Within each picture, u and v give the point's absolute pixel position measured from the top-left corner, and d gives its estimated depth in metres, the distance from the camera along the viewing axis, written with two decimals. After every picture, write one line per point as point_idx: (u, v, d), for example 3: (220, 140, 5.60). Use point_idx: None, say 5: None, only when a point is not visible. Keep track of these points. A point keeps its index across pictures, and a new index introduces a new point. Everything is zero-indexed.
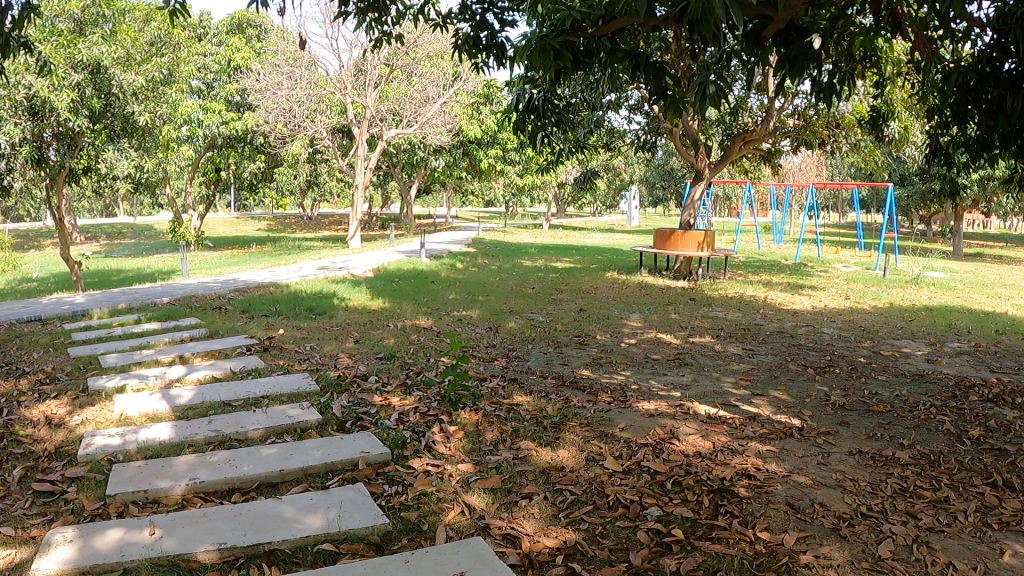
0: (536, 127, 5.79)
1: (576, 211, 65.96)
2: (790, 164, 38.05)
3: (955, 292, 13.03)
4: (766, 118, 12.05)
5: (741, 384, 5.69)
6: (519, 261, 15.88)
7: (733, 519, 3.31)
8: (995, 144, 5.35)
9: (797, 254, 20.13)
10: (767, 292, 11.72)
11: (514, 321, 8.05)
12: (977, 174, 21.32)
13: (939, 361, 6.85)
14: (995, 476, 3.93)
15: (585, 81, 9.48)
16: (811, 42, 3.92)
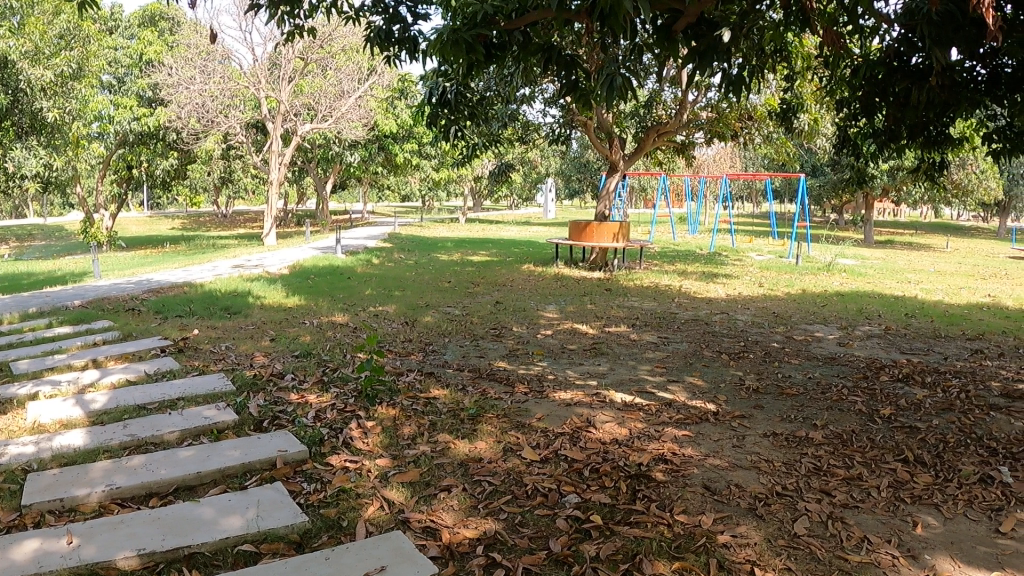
0: (449, 120, 5.75)
1: (493, 205, 66.30)
2: (702, 156, 38.93)
3: (864, 278, 13.54)
4: (680, 111, 12.27)
5: (656, 371, 5.80)
6: (436, 255, 15.84)
7: (652, 504, 3.36)
8: (902, 134, 5.53)
9: (712, 243, 20.56)
10: (681, 281, 11.93)
11: (430, 315, 8.04)
12: (883, 162, 22.16)
13: (850, 344, 7.09)
14: (906, 453, 4.09)
15: (501, 75, 9.52)
16: (720, 36, 4.01)
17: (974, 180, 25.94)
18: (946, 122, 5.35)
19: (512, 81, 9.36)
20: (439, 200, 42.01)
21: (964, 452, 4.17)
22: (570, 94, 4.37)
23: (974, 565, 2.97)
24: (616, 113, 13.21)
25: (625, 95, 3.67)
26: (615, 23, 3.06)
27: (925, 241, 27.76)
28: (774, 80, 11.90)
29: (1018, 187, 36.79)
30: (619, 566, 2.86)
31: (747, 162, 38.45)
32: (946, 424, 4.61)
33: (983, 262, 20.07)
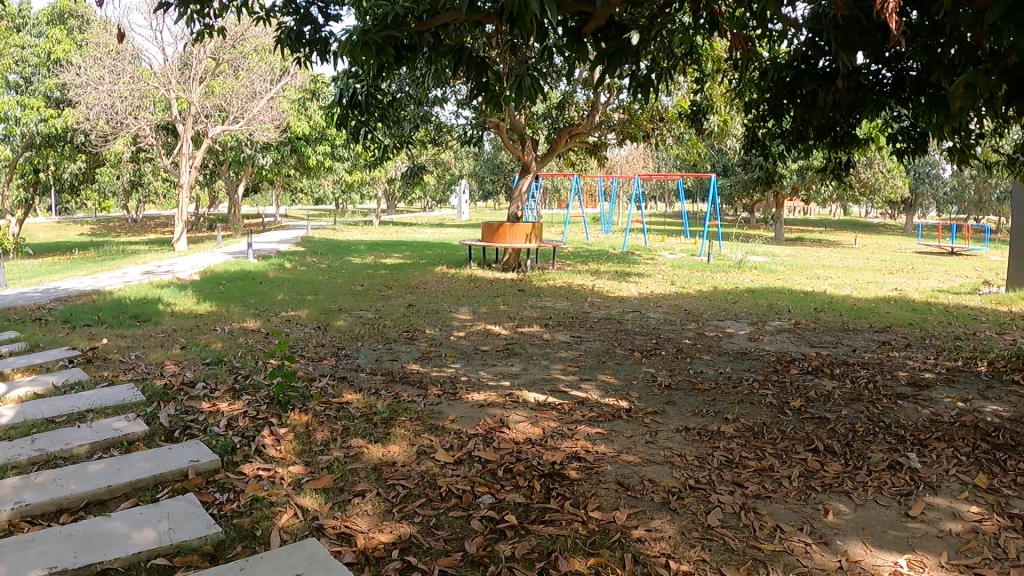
0: (360, 123, 5.71)
1: (407, 206, 66.02)
2: (616, 157, 39.45)
3: (773, 274, 13.90)
4: (591, 112, 12.50)
5: (569, 370, 5.85)
6: (350, 259, 15.68)
7: (567, 502, 3.39)
8: (809, 135, 5.68)
9: (625, 242, 20.85)
10: (594, 280, 12.06)
11: (344, 319, 7.96)
12: (791, 162, 22.80)
13: (760, 339, 7.26)
14: (816, 443, 4.21)
15: (413, 77, 9.49)
16: (629, 39, 4.07)
17: (878, 178, 26.88)
18: (852, 122, 5.52)
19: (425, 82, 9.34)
20: (354, 202, 41.63)
21: (873, 440, 4.31)
22: (480, 96, 4.39)
23: (883, 550, 3.07)
24: (529, 114, 13.30)
25: (534, 95, 3.69)
26: (524, 24, 3.07)
27: (832, 238, 28.66)
28: (684, 81, 12.15)
29: (919, 185, 38.27)
30: (535, 565, 2.88)
31: (660, 163, 39.11)
32: (854, 414, 4.76)
33: (886, 256, 20.82)
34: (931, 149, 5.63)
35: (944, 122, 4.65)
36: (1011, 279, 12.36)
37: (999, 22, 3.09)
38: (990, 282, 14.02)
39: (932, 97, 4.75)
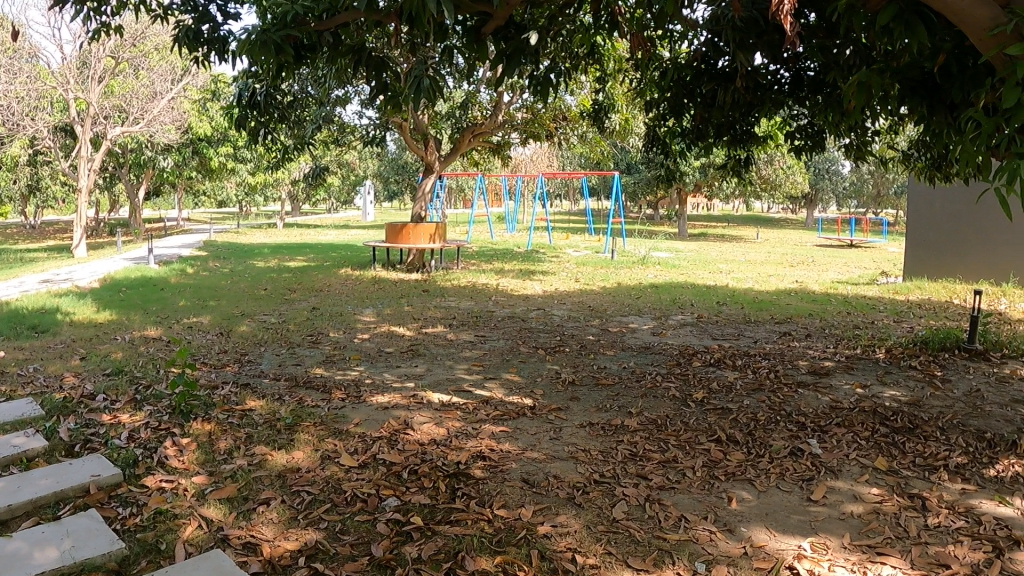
0: (260, 124, 5.59)
1: (313, 208, 65.18)
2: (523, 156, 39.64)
3: (677, 269, 14.17)
4: (494, 111, 12.50)
5: (474, 370, 5.85)
6: (253, 262, 15.40)
7: (473, 501, 3.39)
8: (709, 134, 5.79)
9: (530, 240, 21.00)
10: (498, 279, 12.12)
11: (247, 325, 7.82)
12: (693, 159, 23.28)
13: (663, 333, 7.40)
14: (719, 433, 4.30)
15: (315, 76, 9.37)
16: (528, 39, 4.09)
17: (779, 174, 27.67)
18: (752, 120, 5.67)
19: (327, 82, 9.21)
20: (258, 204, 40.86)
21: (775, 428, 4.42)
22: (381, 97, 4.35)
23: (787, 534, 3.16)
24: (431, 114, 13.21)
25: (435, 96, 3.69)
26: (422, 25, 3.06)
27: (735, 233, 29.37)
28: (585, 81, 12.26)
29: (818, 180, 39.51)
30: (442, 565, 2.87)
31: (565, 162, 39.47)
32: (756, 403, 4.88)
33: (786, 250, 21.42)
34: (828, 145, 5.81)
35: (842, 119, 4.83)
36: (908, 269, 12.96)
37: (891, 23, 3.22)
38: (885, 273, 14.57)
39: (829, 96, 4.93)
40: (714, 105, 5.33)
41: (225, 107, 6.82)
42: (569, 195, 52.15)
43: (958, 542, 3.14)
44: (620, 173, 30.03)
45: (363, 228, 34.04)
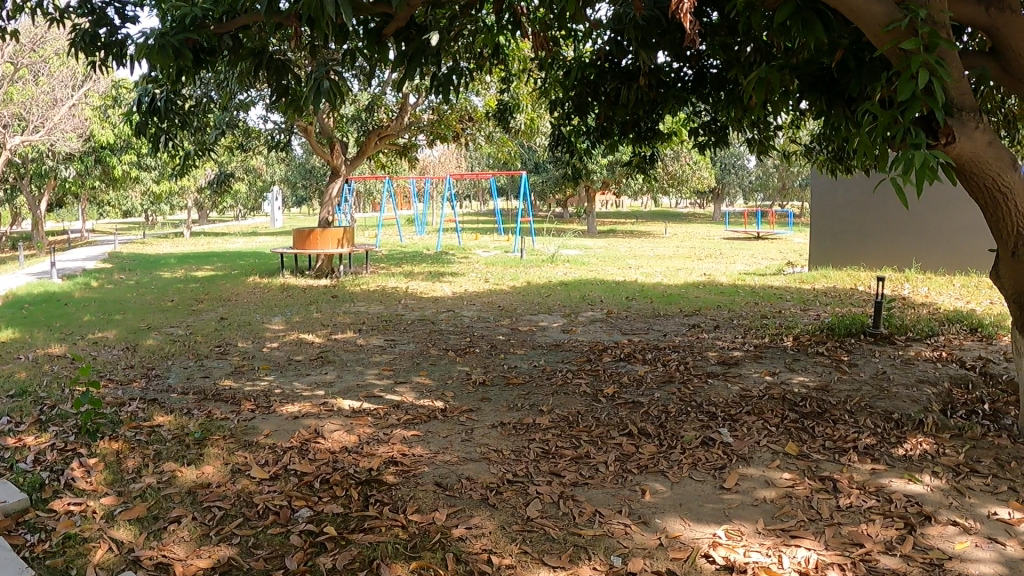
0: (160, 130, 5.41)
1: (222, 215, 63.93)
2: (431, 159, 39.50)
3: (586, 266, 14.34)
4: (401, 113, 12.36)
5: (383, 374, 5.80)
6: (159, 273, 14.99)
7: (386, 508, 3.36)
8: (614, 132, 5.84)
9: (439, 241, 20.97)
10: (408, 282, 12.07)
11: (153, 338, 7.61)
12: (600, 157, 23.58)
13: (572, 330, 7.46)
14: (630, 427, 4.35)
15: (218, 80, 9.18)
16: (429, 40, 4.12)
17: (685, 170, 28.24)
18: (656, 117, 5.76)
19: (230, 87, 9.03)
20: (163, 213, 39.84)
21: (686, 419, 4.49)
22: (283, 100, 4.29)
23: (701, 522, 3.21)
24: (336, 116, 12.97)
25: (334, 99, 3.65)
26: (320, 28, 3.04)
27: (643, 229, 29.87)
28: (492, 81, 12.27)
29: (724, 175, 40.46)
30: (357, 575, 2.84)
31: (474, 162, 39.55)
32: (667, 396, 4.95)
33: (693, 244, 21.86)
34: (731, 140, 5.93)
35: (745, 114, 4.94)
36: (813, 258, 13.51)
37: (790, 20, 3.29)
38: (791, 264, 14.99)
39: (731, 91, 5.03)
40: (618, 103, 5.38)
41: (124, 114, 6.62)
42: (479, 196, 52.29)
43: (871, 520, 3.23)
44: (529, 173, 30.23)
45: (273, 234, 33.47)
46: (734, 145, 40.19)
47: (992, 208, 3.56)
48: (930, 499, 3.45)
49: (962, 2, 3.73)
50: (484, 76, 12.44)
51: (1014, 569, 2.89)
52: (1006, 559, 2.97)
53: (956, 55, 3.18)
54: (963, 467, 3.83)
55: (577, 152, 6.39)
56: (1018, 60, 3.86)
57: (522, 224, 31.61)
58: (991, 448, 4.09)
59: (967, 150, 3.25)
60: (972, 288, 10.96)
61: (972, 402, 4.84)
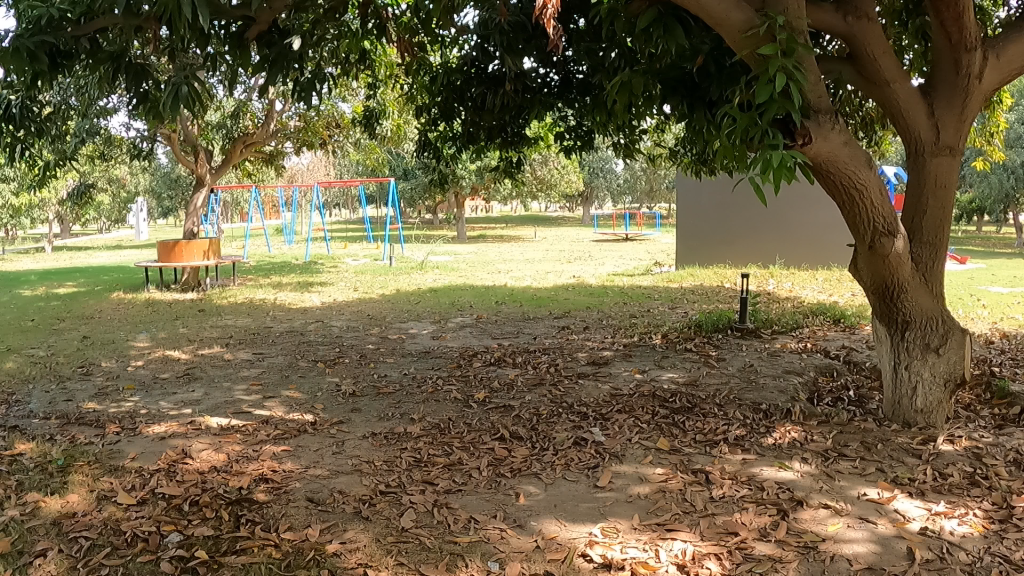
0: (14, 138, 5.11)
1: (81, 229, 61.36)
2: (301, 168, 38.86)
3: (457, 273, 14.41)
4: (266, 120, 12.16)
5: (252, 390, 5.66)
6: (14, 292, 14.23)
7: (258, 528, 3.28)
8: (480, 138, 5.86)
9: (310, 250, 20.72)
10: (278, 293, 11.86)
11: (7, 361, 7.22)
12: (468, 162, 23.76)
13: (442, 336, 7.49)
14: (502, 431, 4.39)
15: (75, 87, 8.80)
16: (292, 45, 4.16)
17: (554, 174, 28.76)
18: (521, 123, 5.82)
19: (91, 94, 8.67)
20: (16, 230, 37.88)
21: (558, 421, 4.56)
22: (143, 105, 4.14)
23: (577, 522, 3.26)
24: (202, 123, 12.60)
25: (192, 104, 3.60)
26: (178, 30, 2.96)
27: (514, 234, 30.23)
28: (358, 87, 12.23)
29: (592, 179, 41.45)
30: None
31: (346, 170, 39.25)
32: (538, 398, 5.02)
33: (563, 247, 22.24)
34: (596, 143, 6.05)
35: (609, 119, 5.06)
36: (680, 257, 14.79)
37: (652, 27, 3.40)
38: (658, 265, 15.44)
39: (597, 97, 5.17)
40: (484, 109, 5.42)
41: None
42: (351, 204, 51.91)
43: (745, 509, 3.34)
44: (397, 180, 30.23)
45: (140, 247, 32.30)
46: (601, 149, 41.18)
47: (850, 205, 3.73)
48: (802, 485, 3.60)
49: (818, 10, 3.99)
50: (352, 82, 12.40)
51: (885, 546, 3.04)
52: (877, 537, 3.12)
53: (813, 60, 3.35)
54: (830, 452, 4.01)
55: (443, 158, 6.35)
56: (872, 64, 4.05)
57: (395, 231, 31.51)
58: (856, 432, 4.29)
59: (824, 150, 3.41)
60: (830, 281, 11.52)
61: (836, 390, 5.08)
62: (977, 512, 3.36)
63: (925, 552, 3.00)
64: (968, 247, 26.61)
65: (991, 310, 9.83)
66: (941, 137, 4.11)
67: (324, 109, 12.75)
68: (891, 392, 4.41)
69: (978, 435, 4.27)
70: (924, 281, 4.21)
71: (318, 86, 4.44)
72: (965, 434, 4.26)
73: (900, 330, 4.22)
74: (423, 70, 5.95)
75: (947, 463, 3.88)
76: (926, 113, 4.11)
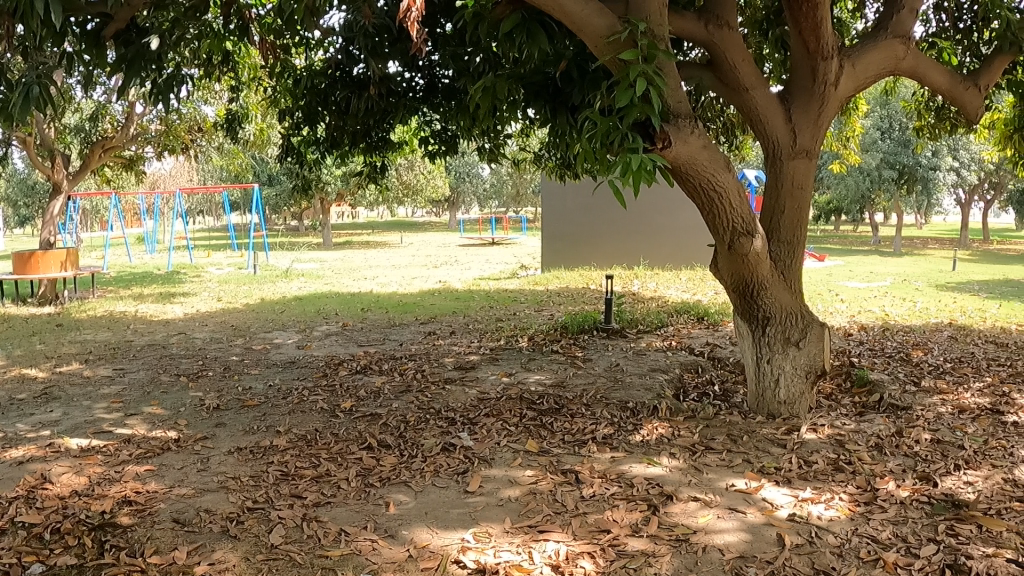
0: None
1: None
2: (161, 174, 37.44)
3: (323, 281, 14.19)
4: (126, 123, 11.67)
5: (113, 408, 5.40)
6: None
7: (122, 553, 3.13)
8: (344, 142, 5.78)
9: (170, 260, 20.00)
10: (138, 305, 11.40)
11: None
12: (333, 168, 23.42)
13: (308, 345, 7.36)
14: (369, 440, 4.34)
15: None
16: (150, 45, 3.98)
17: (421, 179, 28.64)
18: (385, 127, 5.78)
19: None
20: None
21: (426, 427, 4.55)
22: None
23: (448, 529, 3.25)
24: (58, 127, 12.00)
25: (43, 106, 3.40)
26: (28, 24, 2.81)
27: (380, 240, 29.96)
28: (221, 90, 11.91)
29: (458, 183, 41.58)
30: None
31: (208, 176, 38.10)
32: (406, 405, 4.99)
33: (430, 252, 22.17)
34: (461, 148, 6.07)
35: (473, 123, 5.09)
36: (545, 261, 14.92)
37: (517, 31, 3.45)
38: (524, 268, 15.61)
39: (462, 101, 5.20)
40: (348, 113, 5.36)
41: None
42: (212, 212, 50.42)
43: (615, 506, 3.40)
44: (261, 186, 29.51)
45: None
46: (467, 154, 41.29)
47: (709, 207, 3.85)
48: (670, 479, 3.69)
49: (679, 18, 4.13)
50: (215, 85, 12.07)
51: (755, 534, 3.15)
52: (747, 526, 3.23)
53: (673, 66, 3.46)
54: (698, 446, 4.13)
55: (306, 163, 6.22)
56: (732, 71, 4.20)
57: (259, 239, 30.73)
58: (722, 425, 4.44)
59: (683, 154, 3.51)
60: (693, 281, 11.93)
61: (701, 385, 5.25)
62: (841, 496, 3.52)
63: (794, 537, 3.13)
64: (820, 244, 27.97)
65: (845, 304, 10.36)
66: (798, 140, 4.29)
67: (186, 112, 12.24)
68: (755, 386, 4.57)
69: (840, 423, 4.48)
70: (783, 278, 4.39)
71: (178, 91, 4.31)
72: (827, 422, 4.47)
73: (761, 326, 4.39)
74: (288, 72, 5.84)
75: (811, 450, 4.06)
76: (783, 118, 4.28)
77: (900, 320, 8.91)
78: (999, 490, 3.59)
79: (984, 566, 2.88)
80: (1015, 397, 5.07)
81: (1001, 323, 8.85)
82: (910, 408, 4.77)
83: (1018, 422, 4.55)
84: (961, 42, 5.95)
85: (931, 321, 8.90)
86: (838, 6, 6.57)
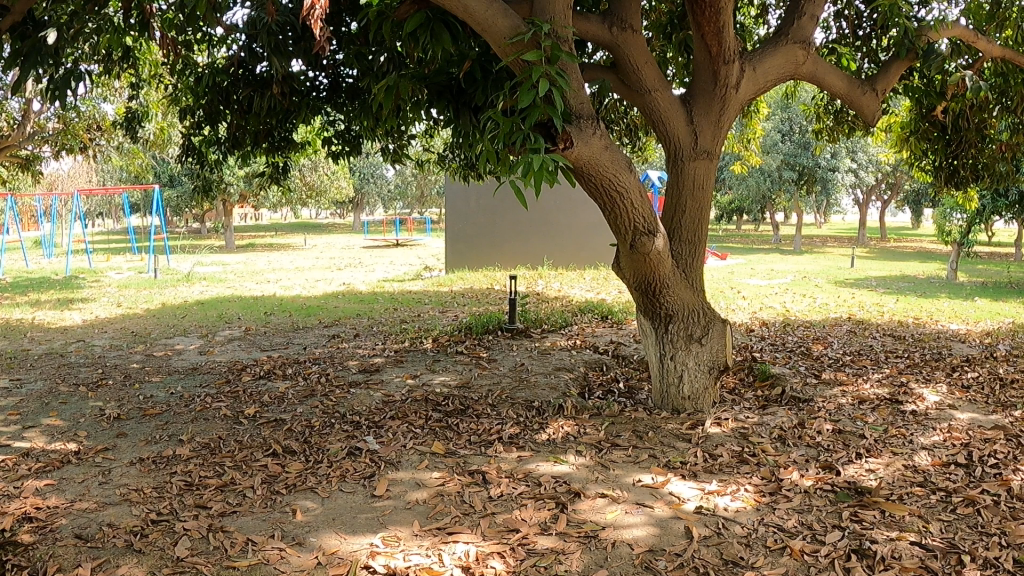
0: None
1: None
2: (57, 174, 36.12)
3: (224, 284, 13.89)
4: (23, 121, 11.16)
5: (9, 420, 5.17)
6: None
7: (21, 572, 3.00)
8: (245, 142, 5.67)
9: (65, 265, 19.28)
10: (33, 311, 10.96)
11: None
12: (235, 168, 22.97)
13: (210, 351, 7.19)
14: (274, 446, 4.27)
15: None
16: (46, 39, 3.79)
17: (324, 180, 28.27)
18: (288, 127, 5.70)
19: None
20: None
21: (332, 432, 4.49)
22: None
23: (357, 534, 3.22)
24: None
25: None
26: None
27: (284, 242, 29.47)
28: (120, 87, 11.53)
29: (363, 184, 41.19)
30: None
31: (103, 177, 36.86)
32: (310, 410, 4.92)
33: (335, 254, 21.94)
34: (364, 148, 6.02)
35: (378, 124, 5.06)
36: (450, 262, 14.89)
37: (420, 31, 3.44)
38: (429, 269, 15.59)
39: (365, 101, 5.17)
40: (251, 112, 5.25)
41: None
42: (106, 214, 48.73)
43: (524, 505, 3.42)
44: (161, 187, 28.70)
45: None
46: (371, 154, 40.91)
47: (611, 207, 3.89)
48: (578, 476, 3.73)
49: (583, 19, 4.18)
50: (114, 82, 11.69)
51: (664, 528, 3.21)
52: (655, 519, 3.28)
53: (576, 68, 3.50)
54: (604, 443, 4.18)
55: (207, 163, 6.08)
56: (635, 74, 4.27)
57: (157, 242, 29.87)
58: (628, 422, 4.50)
59: (585, 154, 3.55)
60: (598, 279, 12.09)
61: (606, 383, 5.33)
62: (747, 487, 3.61)
63: (702, 529, 3.20)
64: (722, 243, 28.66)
65: (747, 300, 10.70)
66: (699, 142, 4.39)
67: (84, 110, 11.84)
68: (660, 382, 4.65)
69: (743, 416, 4.60)
70: (685, 277, 4.47)
71: (76, 89, 4.15)
72: (731, 416, 4.58)
73: (664, 323, 4.46)
74: (190, 70, 5.70)
75: (716, 444, 4.15)
76: (685, 120, 4.37)
77: (801, 315, 9.19)
78: (899, 476, 3.74)
79: (886, 550, 3.00)
80: (910, 387, 5.29)
81: (895, 317, 9.21)
82: (812, 400, 4.93)
83: (914, 411, 4.75)
84: (860, 48, 6.18)
85: (828, 316, 9.21)
86: (742, 13, 6.76)
